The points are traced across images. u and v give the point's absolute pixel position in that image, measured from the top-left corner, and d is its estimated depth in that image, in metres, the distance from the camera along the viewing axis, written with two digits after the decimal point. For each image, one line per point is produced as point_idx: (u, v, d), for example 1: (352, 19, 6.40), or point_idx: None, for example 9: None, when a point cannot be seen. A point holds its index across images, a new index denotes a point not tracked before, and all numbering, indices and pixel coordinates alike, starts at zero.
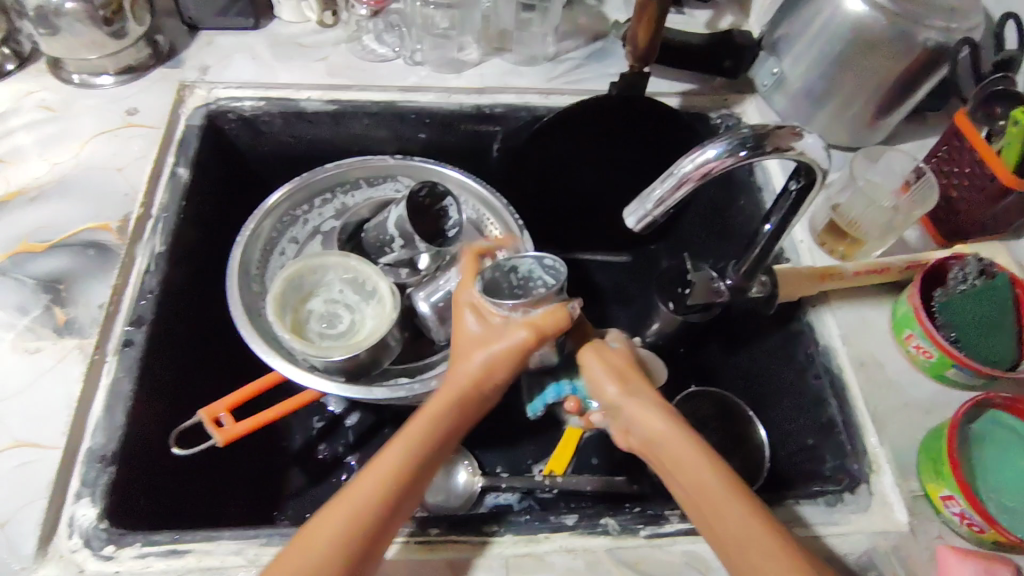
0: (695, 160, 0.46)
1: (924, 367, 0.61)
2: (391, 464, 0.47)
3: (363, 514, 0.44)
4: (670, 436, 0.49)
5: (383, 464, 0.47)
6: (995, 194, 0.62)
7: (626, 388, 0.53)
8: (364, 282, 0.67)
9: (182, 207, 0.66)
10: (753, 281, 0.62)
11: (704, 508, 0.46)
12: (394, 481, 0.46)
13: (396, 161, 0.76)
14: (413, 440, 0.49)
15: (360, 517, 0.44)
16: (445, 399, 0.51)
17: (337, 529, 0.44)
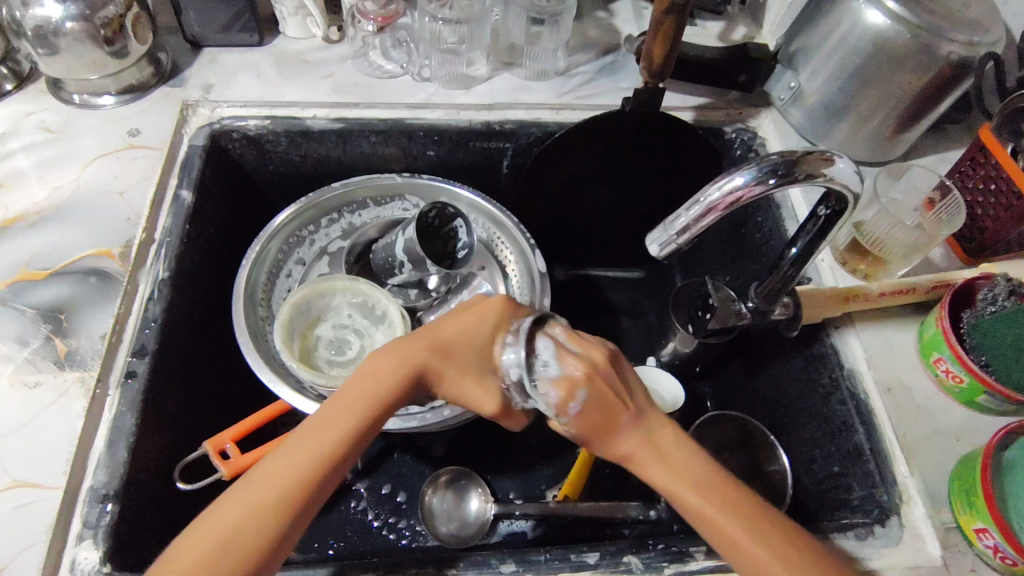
0: (722, 187, 0.44)
1: (953, 392, 0.60)
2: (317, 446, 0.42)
3: (256, 524, 0.39)
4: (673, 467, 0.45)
5: (310, 445, 0.42)
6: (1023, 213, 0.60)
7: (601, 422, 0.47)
8: (373, 306, 0.65)
9: (186, 230, 0.64)
10: (776, 305, 0.60)
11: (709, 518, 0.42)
12: (309, 478, 0.41)
13: (403, 180, 0.74)
14: (328, 439, 0.42)
15: (247, 530, 0.39)
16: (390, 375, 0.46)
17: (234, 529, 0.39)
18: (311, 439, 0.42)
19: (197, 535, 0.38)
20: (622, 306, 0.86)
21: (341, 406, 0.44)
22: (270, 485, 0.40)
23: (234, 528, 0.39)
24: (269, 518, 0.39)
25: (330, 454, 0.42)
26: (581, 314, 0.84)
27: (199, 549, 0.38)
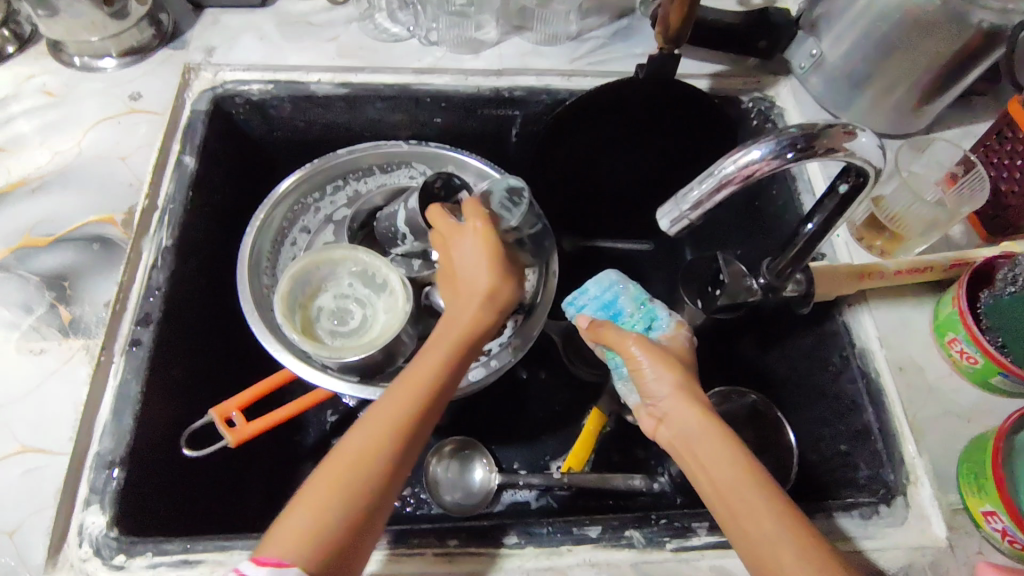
0: (738, 160, 0.43)
1: (966, 372, 0.58)
2: (390, 416, 0.46)
3: (374, 454, 0.44)
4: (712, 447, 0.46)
5: (384, 417, 0.46)
6: None
7: (679, 388, 0.50)
8: (374, 275, 0.64)
9: (189, 197, 0.63)
10: (788, 281, 0.59)
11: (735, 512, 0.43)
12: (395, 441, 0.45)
13: (411, 147, 0.73)
14: (395, 411, 0.46)
15: (372, 455, 0.44)
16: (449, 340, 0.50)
17: (338, 492, 0.43)
18: (407, 378, 0.48)
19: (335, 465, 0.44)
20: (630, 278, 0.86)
21: (406, 382, 0.48)
22: (364, 447, 0.44)
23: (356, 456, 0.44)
24: (392, 444, 0.45)
25: (428, 389, 0.48)
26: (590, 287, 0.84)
27: (333, 473, 0.44)
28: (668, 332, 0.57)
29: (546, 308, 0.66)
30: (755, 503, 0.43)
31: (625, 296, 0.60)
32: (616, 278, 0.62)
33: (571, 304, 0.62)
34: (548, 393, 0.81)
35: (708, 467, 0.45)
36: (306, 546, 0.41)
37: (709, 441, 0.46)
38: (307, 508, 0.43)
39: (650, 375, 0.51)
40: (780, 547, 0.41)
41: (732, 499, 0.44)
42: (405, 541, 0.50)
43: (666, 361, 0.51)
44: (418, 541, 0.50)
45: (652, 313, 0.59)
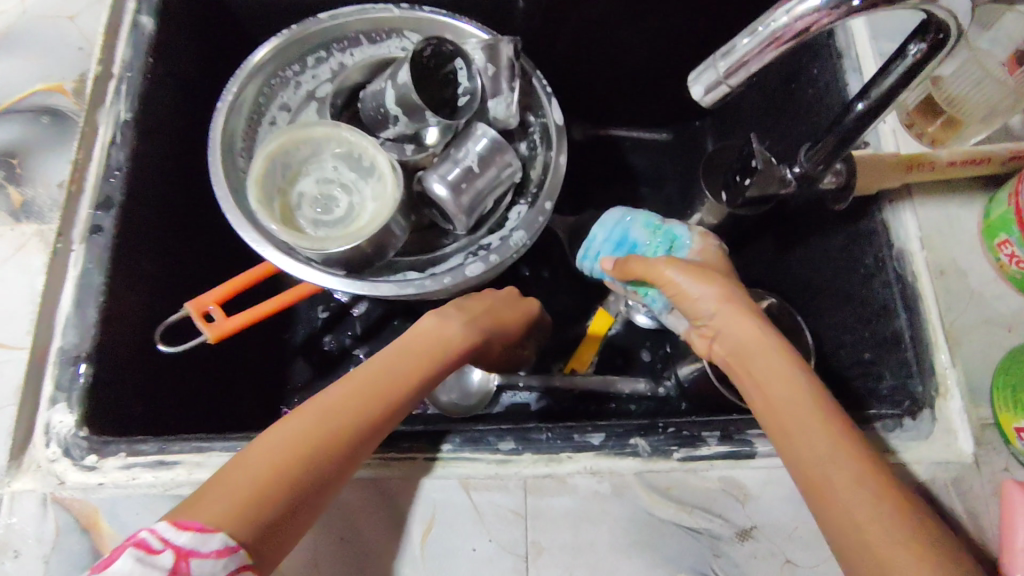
0: (791, 10, 0.35)
1: (1013, 278, 0.53)
2: (384, 379, 0.45)
3: (371, 405, 0.43)
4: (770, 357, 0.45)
5: (380, 379, 0.45)
6: None
7: (729, 298, 0.48)
8: (360, 157, 0.57)
9: (150, 65, 0.55)
10: (827, 170, 0.52)
11: (789, 425, 0.42)
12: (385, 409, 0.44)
13: (402, 12, 0.64)
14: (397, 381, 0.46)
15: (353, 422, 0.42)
16: (444, 337, 0.51)
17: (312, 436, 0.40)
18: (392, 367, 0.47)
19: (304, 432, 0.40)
20: (643, 170, 0.81)
21: (407, 359, 0.48)
22: (352, 403, 0.42)
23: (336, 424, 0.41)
24: (360, 416, 0.42)
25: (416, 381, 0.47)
26: (601, 178, 0.81)
27: (300, 429, 0.40)
28: (695, 246, 0.55)
29: (551, 193, 0.60)
30: (807, 411, 0.42)
31: (635, 223, 0.56)
32: (619, 210, 0.58)
33: (586, 256, 0.59)
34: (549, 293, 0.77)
35: (765, 382, 0.44)
36: (256, 498, 0.37)
37: (765, 352, 0.45)
38: (255, 464, 0.38)
39: (692, 286, 0.49)
40: (833, 461, 0.39)
41: (787, 411, 0.42)
42: (394, 446, 0.47)
43: (711, 275, 0.50)
44: (409, 445, 0.47)
45: (671, 233, 0.56)
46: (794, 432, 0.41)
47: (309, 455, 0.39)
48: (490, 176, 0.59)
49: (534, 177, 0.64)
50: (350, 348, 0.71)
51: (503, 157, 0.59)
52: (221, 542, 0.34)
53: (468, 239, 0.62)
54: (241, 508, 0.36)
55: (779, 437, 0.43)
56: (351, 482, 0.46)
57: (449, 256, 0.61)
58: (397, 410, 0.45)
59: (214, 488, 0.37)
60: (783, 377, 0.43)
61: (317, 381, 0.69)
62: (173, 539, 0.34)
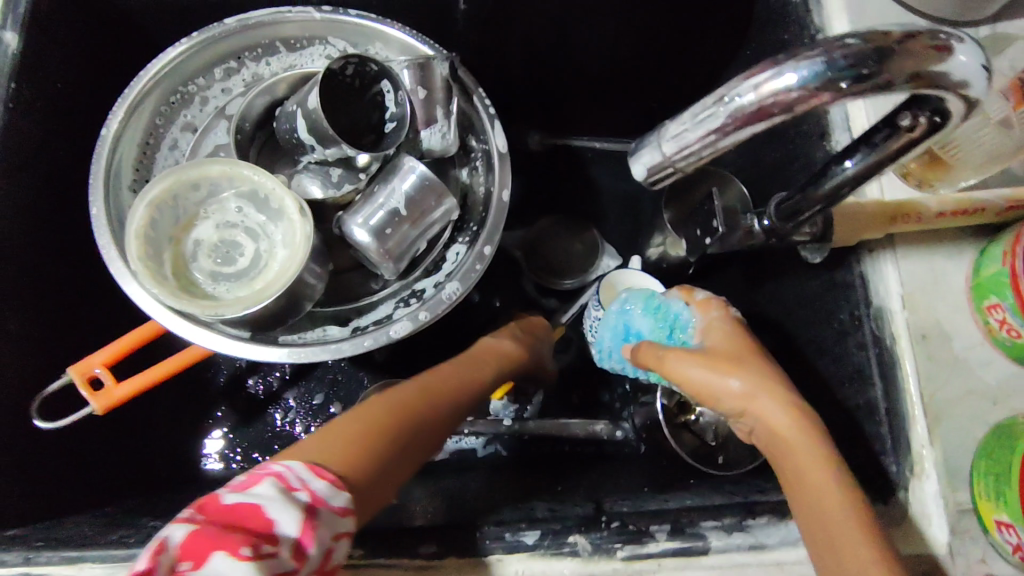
0: (759, 85, 0.28)
1: (1002, 345, 0.47)
2: (438, 387, 0.46)
3: (427, 411, 0.43)
4: (798, 449, 0.41)
5: (432, 391, 0.45)
6: None
7: (751, 379, 0.44)
8: (266, 198, 0.49)
9: (14, 91, 0.47)
10: (799, 225, 0.45)
11: (819, 535, 0.38)
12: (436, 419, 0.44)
13: (322, 16, 0.56)
14: (448, 392, 0.46)
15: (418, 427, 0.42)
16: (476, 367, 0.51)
17: (386, 425, 0.39)
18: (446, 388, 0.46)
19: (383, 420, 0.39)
20: (606, 184, 0.73)
21: (450, 377, 0.48)
22: (412, 402, 0.42)
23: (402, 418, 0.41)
24: (426, 417, 0.43)
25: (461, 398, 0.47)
26: (559, 194, 0.73)
27: (378, 415, 0.40)
28: (700, 324, 0.50)
29: (489, 234, 0.53)
30: (845, 516, 0.38)
31: (635, 313, 0.53)
32: (623, 296, 0.55)
33: (602, 357, 0.57)
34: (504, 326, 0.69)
35: (797, 477, 0.40)
36: (352, 461, 0.36)
37: (797, 441, 0.41)
38: (347, 431, 0.38)
39: (712, 377, 0.45)
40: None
41: (819, 514, 0.39)
42: None
43: (722, 363, 0.45)
44: None
45: (670, 314, 0.52)
46: (832, 537, 0.38)
47: (378, 441, 0.38)
48: (419, 218, 0.51)
49: (474, 212, 0.56)
50: (279, 390, 0.64)
51: (436, 196, 0.51)
52: (349, 499, 0.33)
53: (401, 286, 0.55)
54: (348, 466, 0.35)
55: (811, 547, 0.39)
56: None
57: (377, 306, 0.54)
58: (450, 420, 0.46)
59: (310, 446, 0.36)
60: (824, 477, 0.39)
61: (241, 429, 0.63)
62: (308, 482, 0.32)
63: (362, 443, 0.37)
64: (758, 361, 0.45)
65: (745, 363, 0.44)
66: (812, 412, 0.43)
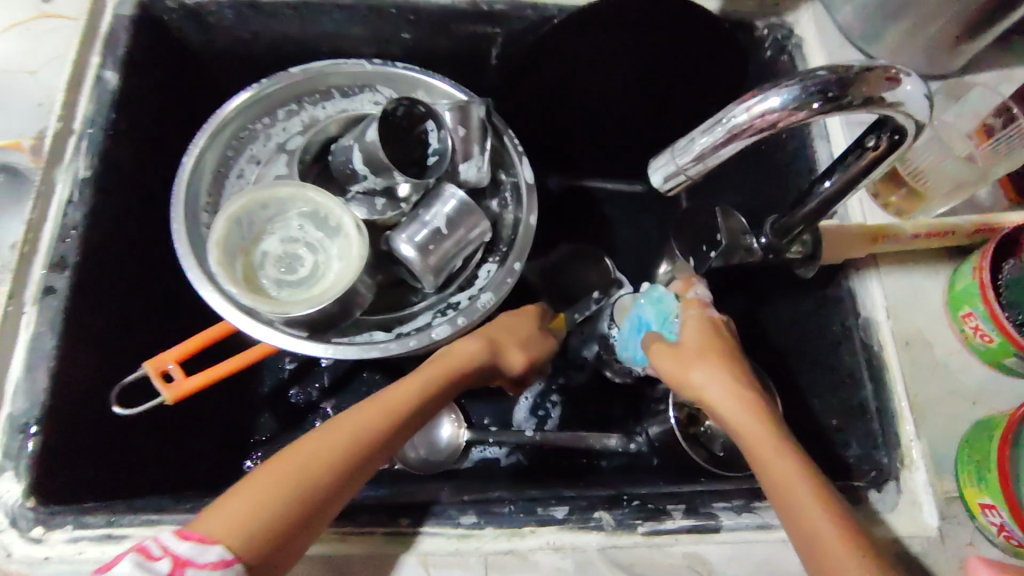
0: (751, 108, 0.35)
1: (978, 350, 0.53)
2: (380, 407, 0.46)
3: (361, 438, 0.44)
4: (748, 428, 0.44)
5: (371, 415, 0.46)
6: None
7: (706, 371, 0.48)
8: (326, 217, 0.56)
9: (113, 121, 0.54)
10: (789, 240, 0.52)
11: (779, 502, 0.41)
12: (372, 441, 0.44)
13: (373, 67, 0.65)
14: (391, 408, 0.47)
15: (358, 447, 0.44)
16: (428, 375, 0.51)
17: (298, 475, 0.41)
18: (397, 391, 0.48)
19: (274, 464, 0.42)
20: (616, 220, 0.81)
21: (394, 392, 0.48)
22: (335, 436, 0.43)
23: (325, 446, 0.43)
24: (360, 445, 0.44)
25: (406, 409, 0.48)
26: (574, 228, 0.80)
27: (287, 466, 0.42)
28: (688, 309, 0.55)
29: (518, 255, 0.60)
30: (790, 480, 0.41)
31: (643, 308, 0.60)
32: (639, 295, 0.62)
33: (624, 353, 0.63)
34: None
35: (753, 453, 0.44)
36: (248, 526, 0.39)
37: (746, 421, 0.45)
38: (258, 486, 0.40)
39: (678, 372, 0.49)
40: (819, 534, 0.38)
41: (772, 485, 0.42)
42: (353, 519, 0.46)
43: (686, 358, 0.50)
44: (367, 519, 0.46)
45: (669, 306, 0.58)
46: (785, 500, 0.41)
47: (287, 495, 0.40)
48: (458, 236, 0.58)
49: (505, 235, 0.63)
50: (317, 402, 0.69)
51: (472, 219, 0.58)
52: (217, 556, 0.37)
53: (437, 298, 0.61)
54: (227, 535, 0.38)
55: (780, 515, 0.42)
56: (304, 557, 0.45)
57: (416, 316, 0.60)
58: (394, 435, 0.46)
59: (218, 508, 0.40)
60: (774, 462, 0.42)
61: (281, 436, 0.67)
62: (171, 548, 0.38)
63: (259, 508, 0.39)
64: (715, 352, 0.49)
65: (703, 356, 0.49)
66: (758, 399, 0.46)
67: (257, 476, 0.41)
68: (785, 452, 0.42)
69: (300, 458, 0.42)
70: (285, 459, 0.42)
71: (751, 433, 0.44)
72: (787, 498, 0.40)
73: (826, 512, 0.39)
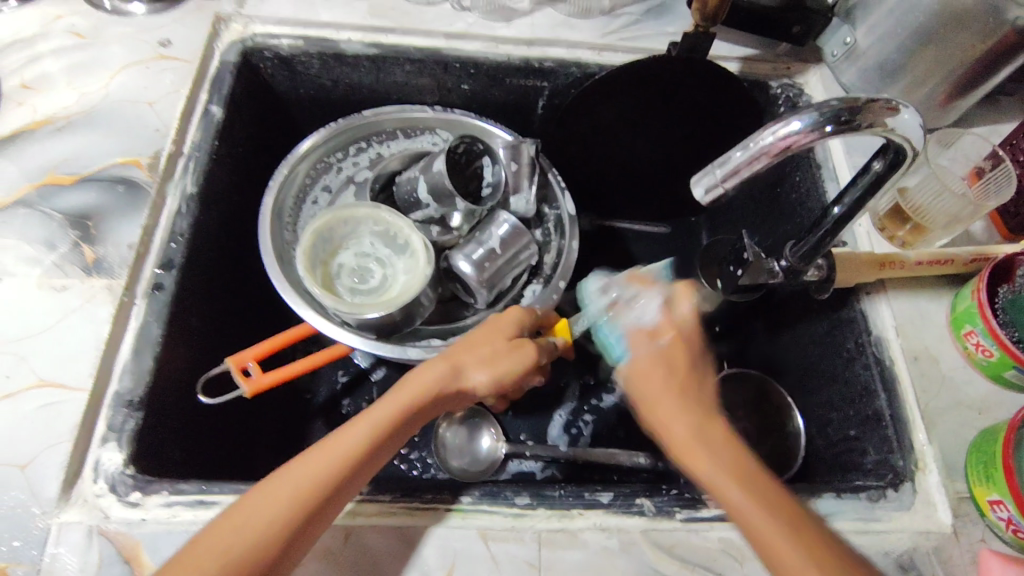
0: (776, 132, 0.43)
1: (980, 365, 0.58)
2: (337, 457, 0.45)
3: (310, 492, 0.44)
4: (706, 447, 0.45)
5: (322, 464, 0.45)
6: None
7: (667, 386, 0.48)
8: (395, 236, 0.64)
9: (215, 146, 0.63)
10: (810, 265, 0.58)
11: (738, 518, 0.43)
12: (320, 494, 0.44)
13: (435, 113, 0.73)
14: (344, 453, 0.46)
15: (302, 501, 0.43)
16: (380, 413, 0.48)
17: (253, 537, 0.42)
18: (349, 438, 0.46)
19: (226, 522, 0.43)
20: (642, 258, 0.88)
21: (345, 436, 0.47)
22: (281, 495, 0.43)
23: (276, 505, 0.43)
24: (307, 498, 0.44)
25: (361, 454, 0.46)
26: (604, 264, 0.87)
27: (239, 527, 0.42)
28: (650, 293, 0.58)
29: (561, 275, 0.67)
30: (755, 509, 0.42)
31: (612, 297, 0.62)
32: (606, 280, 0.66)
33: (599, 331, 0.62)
34: (558, 368, 0.80)
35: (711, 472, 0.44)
36: None
37: (697, 443, 0.45)
38: (214, 550, 0.41)
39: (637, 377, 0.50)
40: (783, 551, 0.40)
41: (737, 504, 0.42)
42: (419, 495, 0.51)
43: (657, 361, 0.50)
44: (431, 496, 0.51)
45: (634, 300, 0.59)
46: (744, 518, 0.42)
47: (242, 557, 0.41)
48: (509, 256, 0.66)
49: (548, 261, 0.70)
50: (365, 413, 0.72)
51: (522, 240, 0.66)
52: None
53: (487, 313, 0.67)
54: None
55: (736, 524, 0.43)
56: (375, 526, 0.50)
57: (468, 327, 0.67)
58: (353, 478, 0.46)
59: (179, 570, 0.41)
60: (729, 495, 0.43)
61: None
62: None
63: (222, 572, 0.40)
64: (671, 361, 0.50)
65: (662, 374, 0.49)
66: (708, 424, 0.47)
67: (215, 534, 0.42)
68: (741, 483, 0.43)
69: (254, 517, 0.42)
70: (237, 515, 0.43)
71: (704, 462, 0.44)
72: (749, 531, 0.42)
73: (789, 541, 0.40)
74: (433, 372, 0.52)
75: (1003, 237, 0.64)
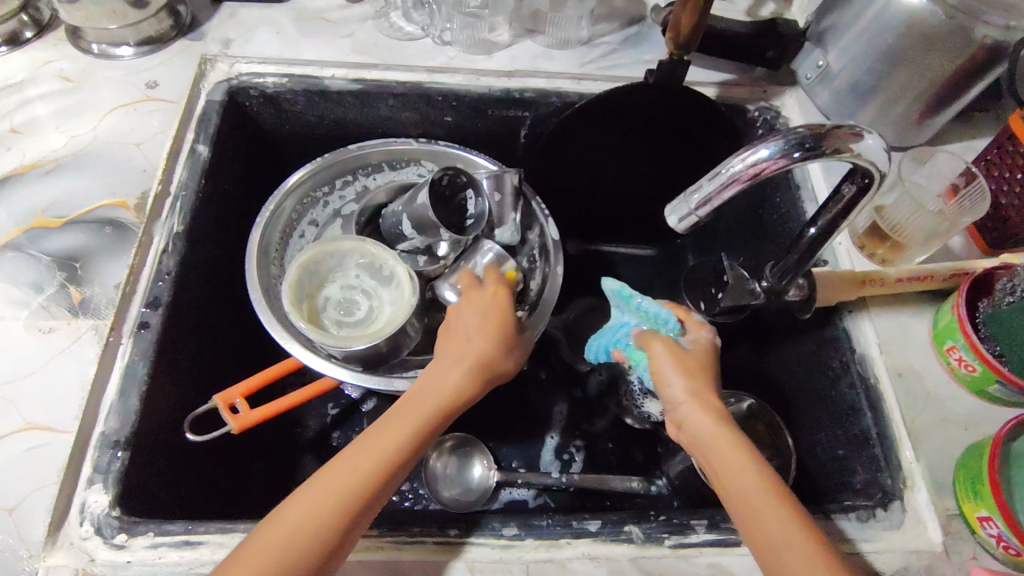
0: (745, 158, 0.43)
1: (964, 380, 0.59)
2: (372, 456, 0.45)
3: (353, 492, 0.44)
4: (717, 437, 0.47)
5: (361, 466, 0.45)
6: (1004, 236, 0.63)
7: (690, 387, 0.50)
8: (381, 267, 0.65)
9: (202, 184, 0.64)
10: (791, 285, 0.58)
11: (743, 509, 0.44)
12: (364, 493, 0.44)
13: (419, 146, 0.74)
14: (381, 449, 0.46)
15: (345, 501, 0.43)
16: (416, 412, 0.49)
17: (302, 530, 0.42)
18: (369, 452, 0.45)
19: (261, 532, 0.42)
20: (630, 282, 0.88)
21: (384, 433, 0.47)
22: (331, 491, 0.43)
23: (304, 516, 0.42)
24: (351, 501, 0.43)
25: (392, 456, 0.46)
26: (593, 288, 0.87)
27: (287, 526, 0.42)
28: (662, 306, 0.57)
29: (548, 303, 0.67)
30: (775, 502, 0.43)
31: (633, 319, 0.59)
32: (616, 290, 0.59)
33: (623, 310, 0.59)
34: (548, 394, 0.80)
35: (728, 479, 0.45)
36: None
37: (721, 444, 0.46)
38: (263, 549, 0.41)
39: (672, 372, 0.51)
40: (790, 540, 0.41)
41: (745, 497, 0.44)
42: (407, 529, 0.51)
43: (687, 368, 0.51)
44: (419, 530, 0.51)
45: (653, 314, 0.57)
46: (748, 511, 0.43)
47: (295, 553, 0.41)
48: None
49: (533, 288, 0.70)
50: None
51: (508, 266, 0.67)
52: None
53: None
54: None
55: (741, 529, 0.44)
56: (362, 561, 0.50)
57: None
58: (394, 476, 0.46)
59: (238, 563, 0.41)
60: (753, 493, 0.44)
61: None
62: None
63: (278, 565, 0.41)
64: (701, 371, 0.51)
65: (696, 375, 0.51)
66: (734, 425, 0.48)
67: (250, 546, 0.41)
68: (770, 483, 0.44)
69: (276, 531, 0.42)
70: (256, 542, 0.42)
71: (733, 457, 0.45)
72: (756, 519, 0.43)
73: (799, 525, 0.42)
74: (453, 375, 0.51)
75: (985, 252, 0.65)
